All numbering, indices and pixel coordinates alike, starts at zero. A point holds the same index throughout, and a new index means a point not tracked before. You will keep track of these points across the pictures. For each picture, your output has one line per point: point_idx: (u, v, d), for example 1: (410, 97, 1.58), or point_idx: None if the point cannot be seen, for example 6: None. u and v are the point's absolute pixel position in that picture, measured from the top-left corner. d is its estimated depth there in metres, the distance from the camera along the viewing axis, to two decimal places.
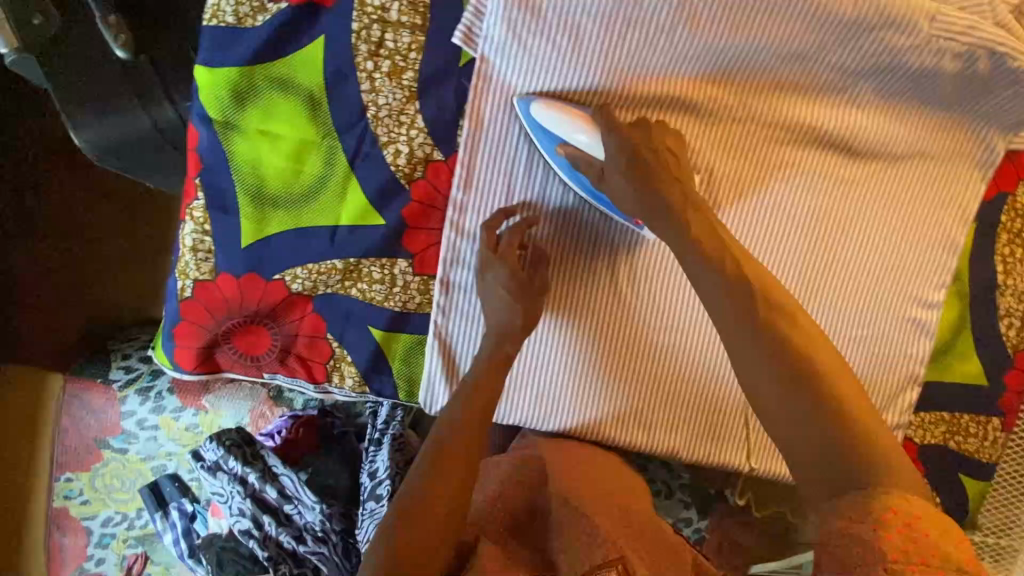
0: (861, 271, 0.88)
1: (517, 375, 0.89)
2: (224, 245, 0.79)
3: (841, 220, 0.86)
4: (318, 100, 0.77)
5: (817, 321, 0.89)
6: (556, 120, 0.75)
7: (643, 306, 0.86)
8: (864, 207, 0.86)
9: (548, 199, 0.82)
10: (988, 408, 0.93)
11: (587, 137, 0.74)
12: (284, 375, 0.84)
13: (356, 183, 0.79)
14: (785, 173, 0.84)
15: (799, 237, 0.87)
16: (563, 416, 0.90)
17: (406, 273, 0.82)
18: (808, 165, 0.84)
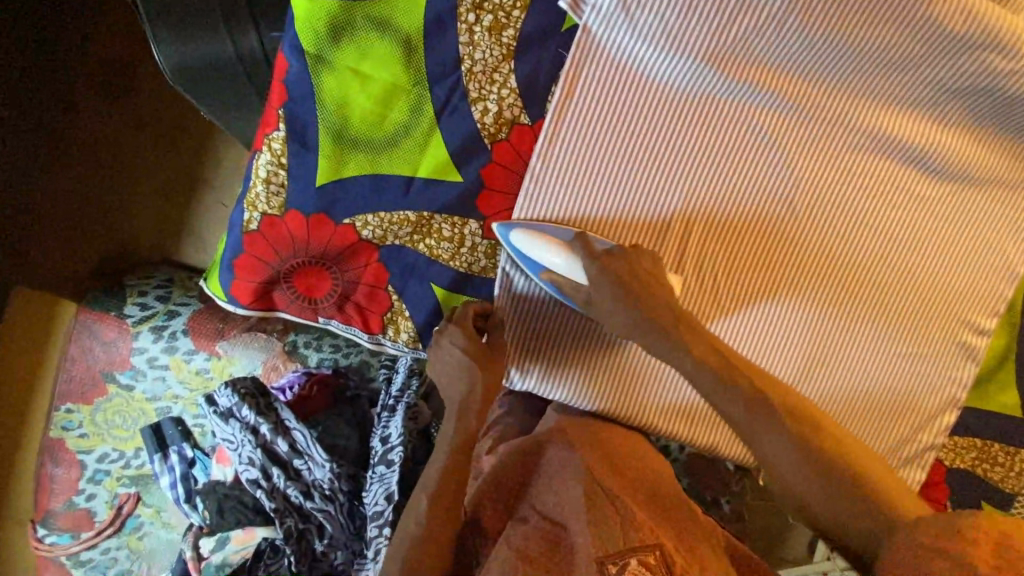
0: (860, 349, 0.90)
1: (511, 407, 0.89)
2: (298, 182, 0.77)
3: (889, 245, 0.87)
4: (415, 46, 0.75)
5: (855, 354, 0.90)
6: (534, 244, 0.76)
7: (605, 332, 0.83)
8: (885, 260, 0.87)
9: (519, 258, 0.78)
10: (1017, 439, 0.96)
11: (565, 261, 0.75)
12: (339, 322, 0.83)
13: (440, 136, 0.78)
14: (852, 187, 0.85)
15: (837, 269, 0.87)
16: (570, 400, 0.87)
17: (475, 235, 0.81)
18: (822, 235, 0.86)
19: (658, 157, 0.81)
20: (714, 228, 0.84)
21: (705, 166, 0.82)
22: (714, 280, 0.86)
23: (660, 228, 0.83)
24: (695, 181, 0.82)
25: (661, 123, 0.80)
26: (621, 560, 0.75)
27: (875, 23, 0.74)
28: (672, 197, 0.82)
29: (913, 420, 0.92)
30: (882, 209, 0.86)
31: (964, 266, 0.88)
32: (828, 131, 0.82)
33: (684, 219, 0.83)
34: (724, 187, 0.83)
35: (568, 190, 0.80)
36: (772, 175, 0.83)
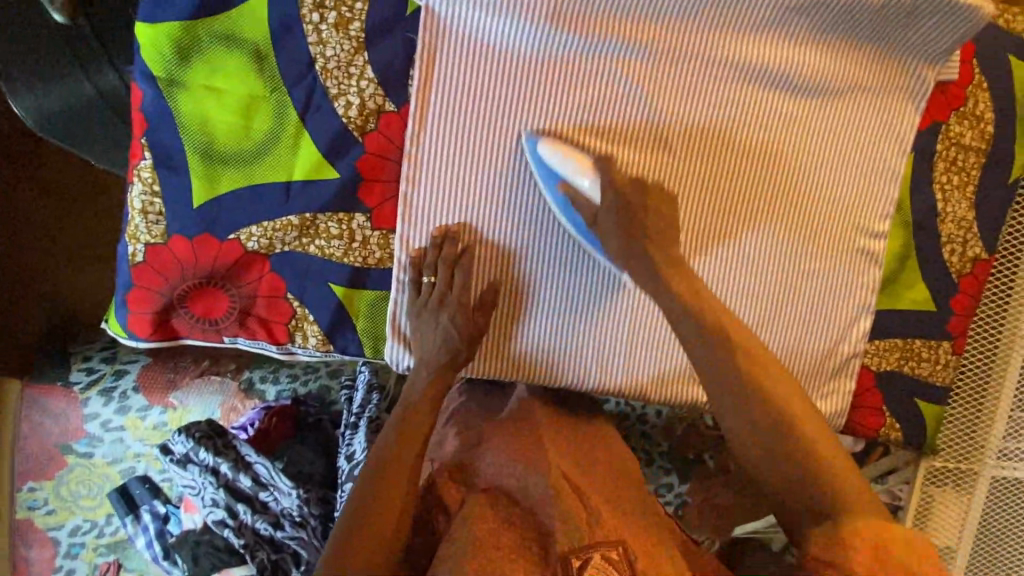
0: (770, 286, 0.92)
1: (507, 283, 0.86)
2: (175, 206, 0.78)
3: (779, 177, 0.90)
4: (265, 54, 0.77)
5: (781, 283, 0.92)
6: (561, 162, 0.80)
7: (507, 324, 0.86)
8: (764, 200, 0.90)
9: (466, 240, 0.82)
10: (936, 330, 0.98)
11: (577, 166, 0.79)
12: (245, 338, 0.83)
13: (308, 138, 0.79)
14: (730, 124, 0.87)
15: (745, 214, 0.90)
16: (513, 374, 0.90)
17: (364, 228, 0.82)
18: (698, 192, 0.88)
19: (526, 140, 0.83)
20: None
21: (574, 142, 0.84)
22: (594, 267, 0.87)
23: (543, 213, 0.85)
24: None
25: (523, 106, 0.82)
26: (585, 555, 0.73)
27: None
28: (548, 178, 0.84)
29: (823, 342, 0.95)
30: (753, 154, 0.89)
31: (844, 179, 0.91)
32: (687, 80, 0.85)
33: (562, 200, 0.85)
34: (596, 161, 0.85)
35: (451, 171, 0.82)
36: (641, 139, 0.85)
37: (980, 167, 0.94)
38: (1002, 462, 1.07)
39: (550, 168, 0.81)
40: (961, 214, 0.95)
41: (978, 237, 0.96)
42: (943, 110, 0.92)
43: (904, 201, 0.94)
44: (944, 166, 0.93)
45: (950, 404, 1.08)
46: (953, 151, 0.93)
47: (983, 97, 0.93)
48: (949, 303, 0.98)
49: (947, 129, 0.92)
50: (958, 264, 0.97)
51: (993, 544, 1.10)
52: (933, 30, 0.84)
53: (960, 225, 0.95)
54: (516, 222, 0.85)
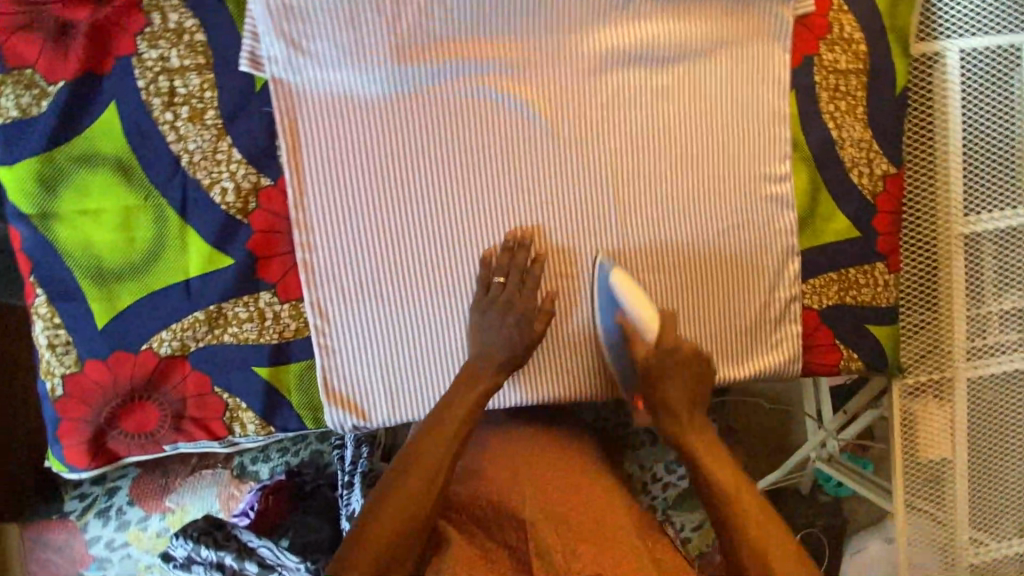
0: (703, 243, 0.93)
1: (440, 311, 0.87)
2: (82, 333, 0.78)
3: (676, 145, 0.90)
4: (129, 164, 0.77)
5: (710, 237, 0.93)
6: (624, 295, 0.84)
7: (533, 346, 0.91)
8: (657, 174, 0.90)
9: (368, 285, 0.85)
10: (866, 254, 0.98)
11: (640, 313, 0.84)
12: (185, 441, 0.83)
13: (194, 233, 0.80)
14: (605, 110, 0.88)
15: (667, 181, 0.91)
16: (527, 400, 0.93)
17: (273, 304, 0.82)
18: (592, 182, 0.89)
19: (410, 178, 0.84)
20: (492, 221, 0.87)
21: (457, 167, 0.85)
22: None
23: (447, 243, 0.86)
24: (459, 187, 0.85)
25: (398, 146, 0.83)
26: None
27: None
28: (443, 208, 0.86)
29: (757, 296, 0.95)
30: (636, 135, 0.89)
31: (734, 135, 0.92)
32: (550, 80, 0.85)
33: (461, 225, 0.86)
34: (484, 179, 0.86)
35: (343, 227, 0.83)
36: (523, 147, 0.86)
37: (864, 87, 0.94)
38: (973, 362, 1.09)
39: (613, 294, 0.87)
40: (858, 136, 0.95)
41: (882, 155, 0.96)
42: (811, 43, 0.92)
43: (799, 139, 0.94)
44: (828, 94, 0.93)
45: (902, 317, 1.08)
46: (832, 79, 0.93)
47: (847, 20, 0.93)
48: (873, 224, 0.98)
49: (820, 59, 0.92)
50: (871, 185, 0.97)
51: (985, 443, 1.12)
52: None
53: (860, 148, 0.95)
54: (423, 260, 0.86)
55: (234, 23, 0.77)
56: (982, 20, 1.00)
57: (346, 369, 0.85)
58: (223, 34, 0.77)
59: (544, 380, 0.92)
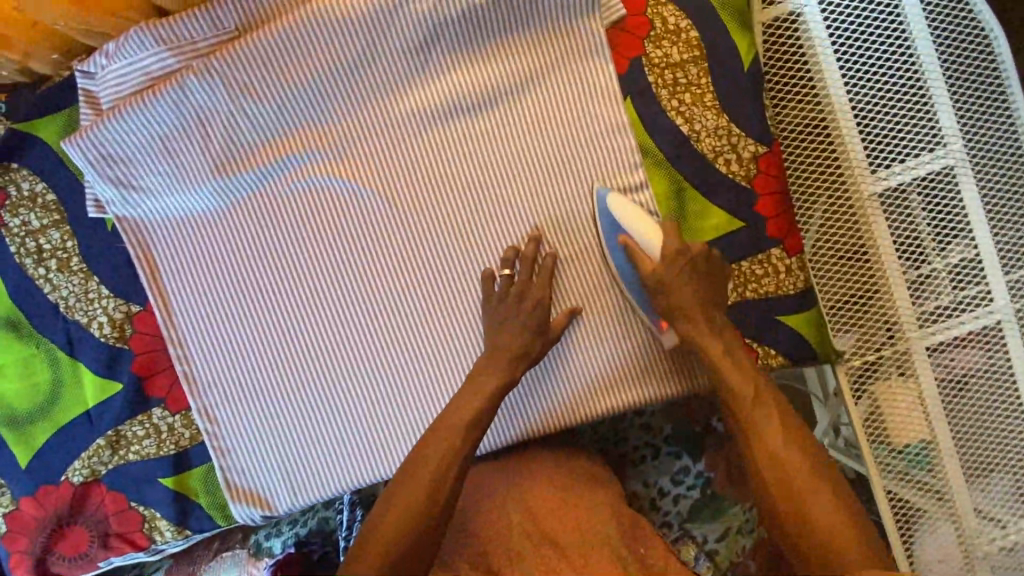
0: (568, 272, 0.89)
1: (324, 392, 0.89)
2: (9, 474, 0.88)
3: (513, 182, 0.88)
4: (19, 319, 0.87)
5: (574, 265, 0.89)
6: (625, 216, 0.84)
7: (546, 366, 0.91)
8: (503, 214, 0.89)
9: (248, 382, 0.89)
10: (757, 243, 0.91)
11: (641, 232, 0.83)
12: (116, 556, 0.89)
13: (84, 367, 0.88)
14: (436, 167, 0.88)
15: (511, 220, 0.89)
16: (560, 410, 0.91)
17: (165, 418, 0.89)
18: (438, 239, 0.89)
19: (265, 273, 0.88)
20: (348, 300, 0.89)
21: (307, 255, 0.88)
22: (380, 353, 0.89)
23: (310, 330, 0.89)
24: (312, 272, 0.88)
25: (247, 247, 0.87)
26: None
27: (312, 62, 0.81)
28: (298, 297, 0.88)
29: None
30: (469, 183, 0.88)
31: (577, 155, 0.88)
32: (373, 154, 0.87)
33: (320, 309, 0.89)
34: (335, 257, 0.88)
35: (213, 333, 0.88)
36: (364, 221, 0.88)
37: (706, 73, 0.89)
38: (927, 330, 0.96)
39: (614, 219, 0.85)
40: (713, 124, 0.89)
41: (745, 136, 0.89)
42: (633, 46, 0.88)
43: (647, 142, 0.89)
44: (667, 91, 0.89)
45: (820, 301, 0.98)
46: (669, 74, 0.89)
47: (669, 11, 0.88)
48: (757, 210, 0.90)
49: (648, 59, 0.88)
50: (743, 170, 0.90)
51: (972, 414, 0.97)
52: None
53: (719, 136, 0.89)
54: (290, 350, 0.89)
55: (76, 177, 0.85)
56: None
57: (245, 463, 0.89)
58: (71, 189, 0.85)
59: (549, 403, 0.91)
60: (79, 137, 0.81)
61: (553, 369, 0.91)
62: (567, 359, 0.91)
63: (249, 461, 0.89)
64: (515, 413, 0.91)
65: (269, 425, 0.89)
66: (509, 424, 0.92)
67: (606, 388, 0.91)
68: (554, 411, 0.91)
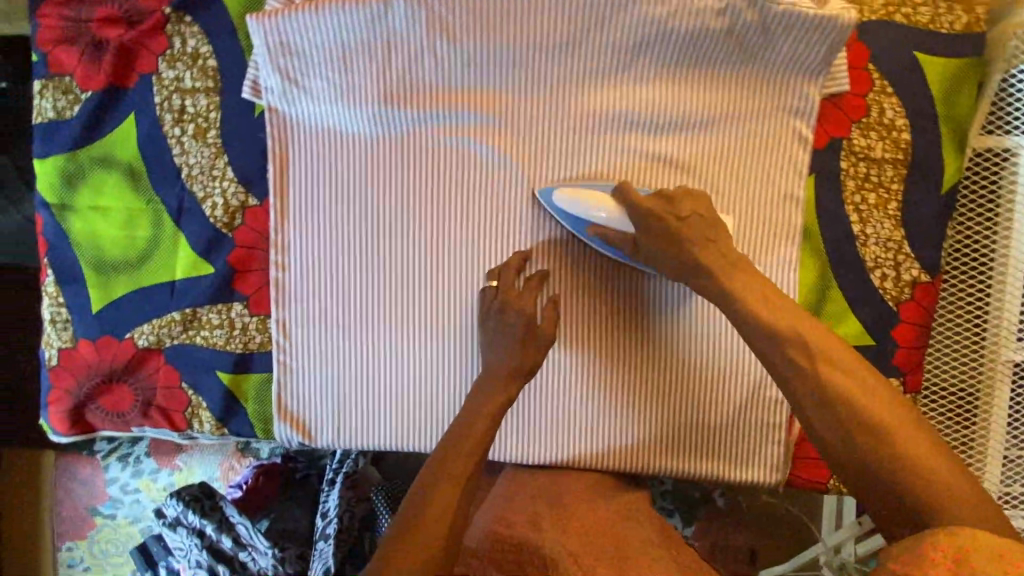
0: (622, 322, 0.87)
1: (395, 349, 0.87)
2: (79, 313, 0.87)
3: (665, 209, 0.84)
4: (139, 170, 0.84)
5: (646, 321, 0.87)
6: (577, 205, 0.78)
7: (548, 394, 0.89)
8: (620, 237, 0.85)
9: (330, 311, 0.87)
10: (878, 366, 0.86)
11: (604, 211, 0.77)
12: (150, 427, 0.89)
13: (184, 240, 0.86)
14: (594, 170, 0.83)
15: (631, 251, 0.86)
16: (608, 452, 0.89)
17: (243, 316, 0.87)
18: (561, 246, 0.86)
19: (380, 213, 0.85)
20: (453, 272, 0.86)
21: (428, 209, 0.84)
22: (464, 332, 0.86)
23: (410, 289, 0.86)
24: (425, 228, 0.85)
25: (375, 181, 0.84)
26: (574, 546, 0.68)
27: (519, 25, 0.77)
28: (409, 253, 0.85)
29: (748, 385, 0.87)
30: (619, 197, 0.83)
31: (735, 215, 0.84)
32: (537, 136, 0.82)
33: (426, 273, 0.86)
34: (454, 222, 0.85)
35: (314, 251, 0.85)
36: (498, 197, 0.84)
37: (900, 180, 0.83)
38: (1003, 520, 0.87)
39: (569, 214, 0.80)
40: (886, 235, 0.84)
41: (913, 259, 0.84)
42: (840, 124, 0.82)
43: (810, 228, 0.84)
44: (854, 184, 0.83)
45: None
46: (863, 167, 0.83)
47: (890, 104, 0.82)
48: (891, 335, 0.86)
49: (850, 144, 0.83)
50: (895, 290, 0.85)
51: None
52: (800, 43, 0.76)
53: (887, 248, 0.84)
54: (382, 300, 0.86)
55: (242, 51, 0.82)
56: None
57: (298, 386, 0.88)
58: (233, 62, 0.82)
59: (554, 433, 0.89)
60: (265, 17, 0.77)
61: (552, 400, 0.89)
62: (572, 396, 0.89)
63: (303, 385, 0.87)
64: (561, 441, 0.89)
65: (336, 359, 0.87)
66: (548, 449, 0.90)
67: (659, 448, 0.89)
68: (601, 451, 0.89)
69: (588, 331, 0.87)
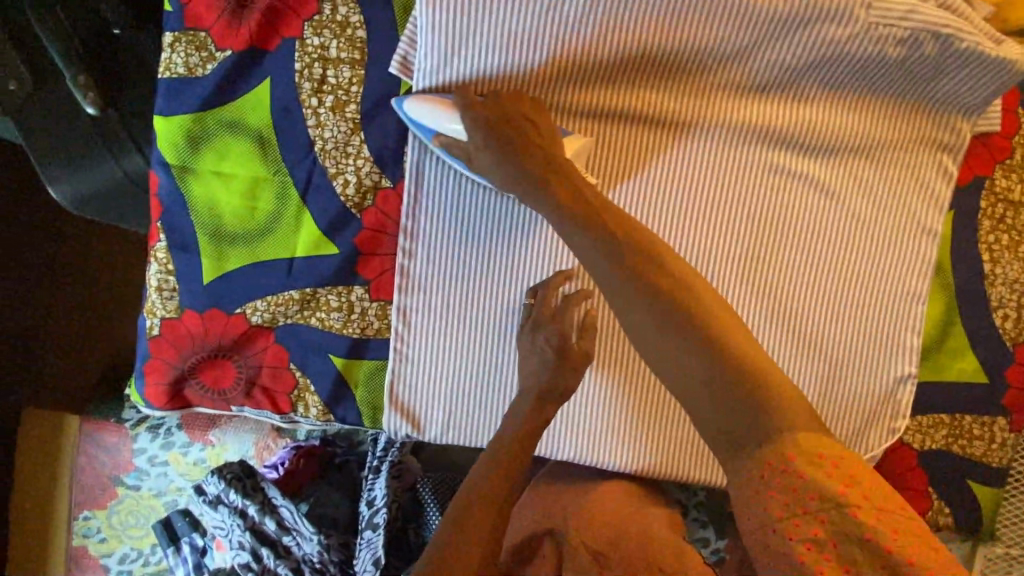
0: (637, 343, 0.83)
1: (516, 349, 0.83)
2: (187, 283, 0.83)
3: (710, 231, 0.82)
4: (268, 139, 0.81)
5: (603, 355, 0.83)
6: (425, 111, 0.73)
7: (577, 408, 0.85)
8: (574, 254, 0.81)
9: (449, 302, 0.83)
10: (989, 404, 0.87)
11: (449, 118, 0.72)
12: (251, 407, 0.85)
13: (309, 216, 0.82)
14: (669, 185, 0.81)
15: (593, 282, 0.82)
16: (619, 464, 0.85)
17: (362, 300, 0.84)
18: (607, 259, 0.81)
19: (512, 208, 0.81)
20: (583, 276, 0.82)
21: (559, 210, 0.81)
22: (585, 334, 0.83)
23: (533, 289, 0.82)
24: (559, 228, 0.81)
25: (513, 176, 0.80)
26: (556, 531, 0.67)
27: (694, 31, 0.74)
28: (536, 252, 0.82)
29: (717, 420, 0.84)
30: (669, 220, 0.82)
31: (868, 240, 0.83)
32: (691, 146, 0.81)
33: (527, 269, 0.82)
34: None
35: (443, 239, 0.82)
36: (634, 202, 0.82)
37: None
38: None
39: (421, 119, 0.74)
40: (1014, 277, 0.85)
41: None
42: (985, 164, 0.83)
43: (780, 247, 0.82)
44: (989, 224, 0.84)
45: (1008, 485, 0.91)
46: (1000, 208, 0.84)
47: None
48: (1005, 375, 0.87)
49: (991, 184, 0.84)
50: (1015, 331, 0.86)
51: None
52: (965, 80, 0.76)
53: (1012, 289, 0.85)
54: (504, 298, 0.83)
55: (397, 27, 0.79)
56: None
57: (411, 376, 0.84)
58: (385, 37, 0.79)
59: (585, 445, 0.85)
60: None
61: (578, 416, 0.85)
62: (604, 410, 0.85)
63: (416, 377, 0.84)
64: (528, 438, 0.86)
65: (455, 353, 0.84)
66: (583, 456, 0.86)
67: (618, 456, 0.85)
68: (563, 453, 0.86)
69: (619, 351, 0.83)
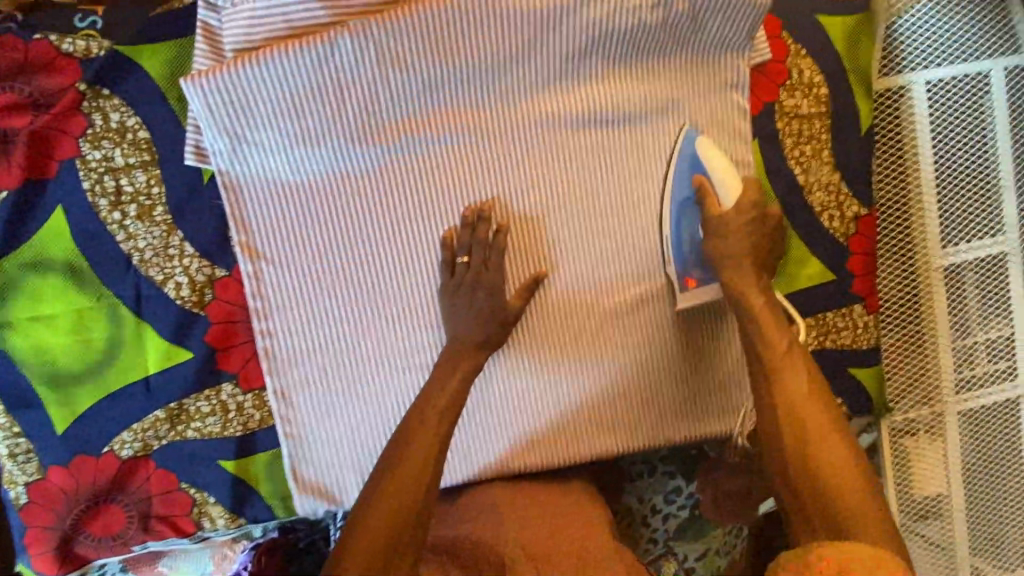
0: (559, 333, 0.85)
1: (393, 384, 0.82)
2: (41, 439, 0.77)
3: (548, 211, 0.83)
4: (80, 267, 0.76)
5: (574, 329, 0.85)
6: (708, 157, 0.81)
7: (505, 417, 0.86)
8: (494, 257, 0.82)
9: (312, 360, 0.81)
10: (843, 295, 0.96)
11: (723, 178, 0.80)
12: (153, 540, 0.81)
13: (150, 330, 0.78)
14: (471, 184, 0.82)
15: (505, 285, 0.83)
16: (547, 458, 0.87)
17: (235, 396, 0.81)
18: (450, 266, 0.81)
19: (347, 246, 0.80)
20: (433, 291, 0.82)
21: (393, 235, 0.81)
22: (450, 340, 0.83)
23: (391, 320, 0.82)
24: (397, 254, 0.81)
25: (337, 219, 0.80)
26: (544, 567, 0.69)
27: (467, 45, 0.76)
28: (387, 282, 0.81)
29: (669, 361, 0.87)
30: (553, 198, 0.83)
31: None
32: (500, 145, 0.82)
33: (400, 299, 0.82)
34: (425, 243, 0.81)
35: (289, 298, 0.80)
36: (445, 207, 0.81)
37: (827, 130, 0.93)
38: (963, 396, 0.97)
39: (695, 157, 0.83)
40: (826, 180, 0.94)
41: (851, 197, 0.94)
42: (769, 90, 0.91)
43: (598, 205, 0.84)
44: (791, 140, 0.92)
45: (885, 360, 0.99)
46: (795, 124, 0.93)
47: (807, 64, 0.92)
48: (848, 266, 0.95)
49: (780, 106, 0.92)
50: (843, 227, 0.95)
51: (990, 490, 0.98)
52: (724, 25, 0.83)
53: (829, 192, 0.94)
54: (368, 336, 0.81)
55: (178, 116, 0.77)
56: (964, 43, 0.89)
57: (301, 450, 0.81)
58: (170, 130, 0.77)
59: (515, 452, 0.87)
60: (200, 79, 0.72)
61: (498, 425, 0.86)
62: (526, 412, 0.87)
63: (304, 448, 0.81)
64: (482, 455, 0.86)
65: (344, 417, 0.82)
66: (511, 466, 0.87)
67: (629, 418, 0.88)
68: (536, 453, 0.87)
69: (526, 347, 0.85)
